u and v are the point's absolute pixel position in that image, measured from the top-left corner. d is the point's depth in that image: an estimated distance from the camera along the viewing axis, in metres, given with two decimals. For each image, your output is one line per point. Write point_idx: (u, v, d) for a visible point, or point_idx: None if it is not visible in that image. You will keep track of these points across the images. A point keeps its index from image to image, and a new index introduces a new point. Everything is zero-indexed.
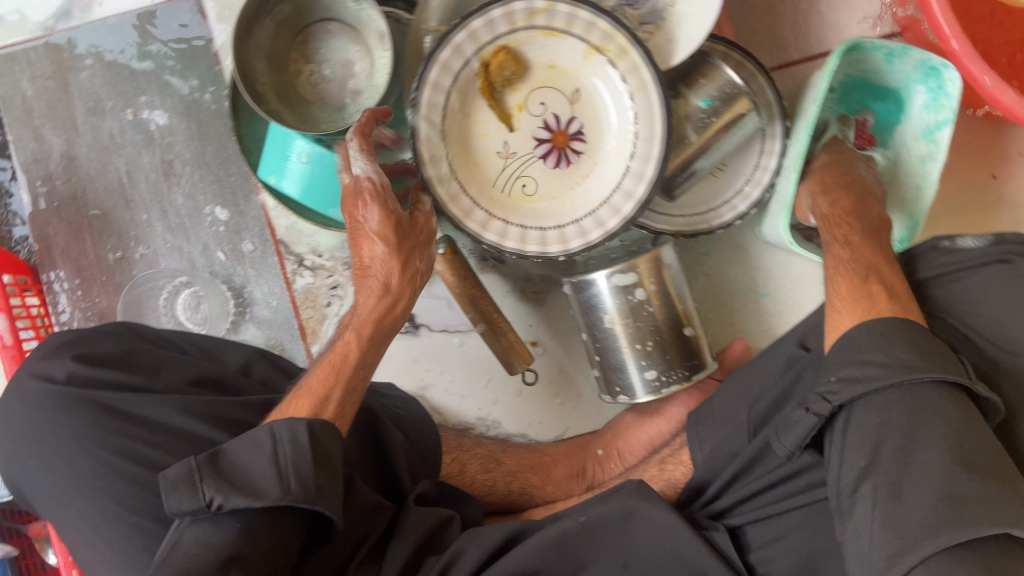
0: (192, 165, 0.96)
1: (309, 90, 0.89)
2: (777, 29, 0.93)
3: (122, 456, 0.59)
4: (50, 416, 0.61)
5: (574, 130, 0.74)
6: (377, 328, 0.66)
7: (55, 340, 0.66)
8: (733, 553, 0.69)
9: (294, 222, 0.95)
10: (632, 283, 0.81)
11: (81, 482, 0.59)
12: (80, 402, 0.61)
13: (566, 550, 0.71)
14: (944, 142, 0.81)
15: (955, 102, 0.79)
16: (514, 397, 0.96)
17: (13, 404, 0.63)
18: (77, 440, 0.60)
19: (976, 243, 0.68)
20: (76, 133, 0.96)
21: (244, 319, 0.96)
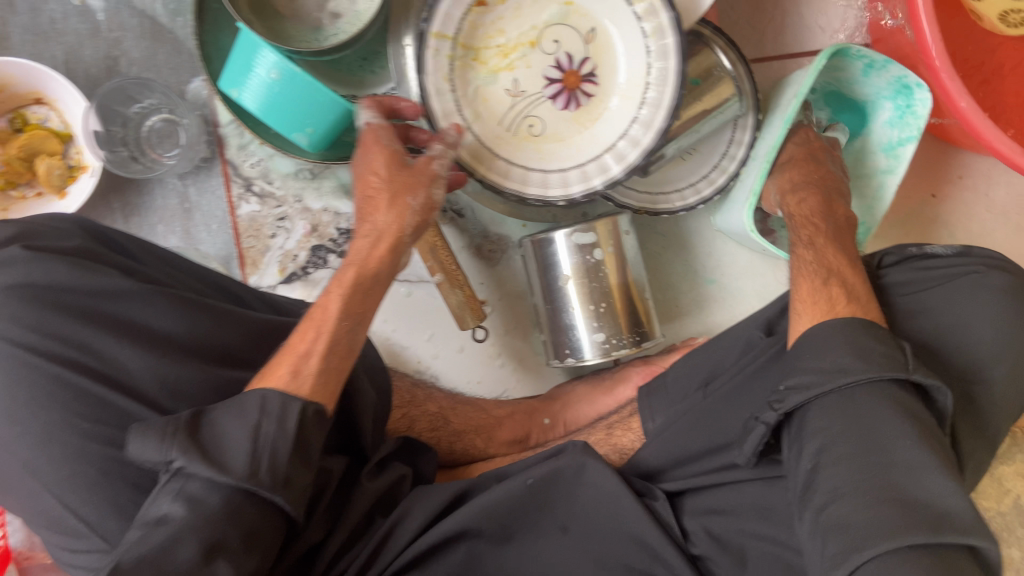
0: (138, 66, 0.88)
1: (285, 4, 0.84)
2: (759, 23, 0.95)
3: (47, 344, 0.56)
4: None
5: (586, 71, 0.74)
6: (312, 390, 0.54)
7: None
8: (670, 519, 0.66)
9: (246, 141, 0.89)
10: (591, 243, 0.83)
11: (19, 372, 0.55)
12: (60, 293, 0.57)
13: (505, 516, 0.66)
14: (907, 158, 0.86)
15: (921, 122, 0.84)
16: (456, 354, 0.94)
17: None
18: (36, 323, 0.56)
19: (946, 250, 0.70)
20: (11, 12, 0.86)
21: (176, 236, 0.90)
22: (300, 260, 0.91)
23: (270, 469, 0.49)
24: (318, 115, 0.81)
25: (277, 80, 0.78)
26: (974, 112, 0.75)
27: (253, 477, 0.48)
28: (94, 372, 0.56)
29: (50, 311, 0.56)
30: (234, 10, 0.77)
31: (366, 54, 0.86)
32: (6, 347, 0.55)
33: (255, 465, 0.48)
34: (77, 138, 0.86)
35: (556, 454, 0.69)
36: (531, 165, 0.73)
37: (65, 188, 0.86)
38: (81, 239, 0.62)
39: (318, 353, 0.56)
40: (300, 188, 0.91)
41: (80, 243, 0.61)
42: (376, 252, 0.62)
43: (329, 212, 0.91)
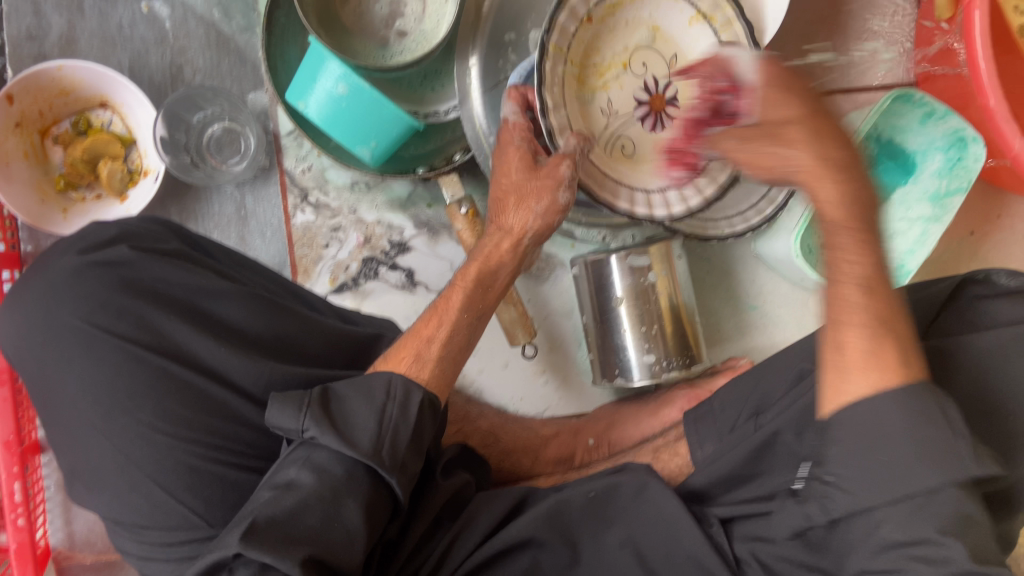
0: (203, 74, 0.89)
1: (352, 20, 0.85)
2: (808, 59, 0.97)
3: (144, 334, 0.57)
4: (88, 310, 0.57)
5: (672, 96, 0.74)
6: (436, 383, 0.57)
7: (97, 234, 0.61)
8: (724, 542, 0.66)
9: (306, 153, 0.90)
10: (646, 265, 0.84)
11: (115, 365, 0.56)
12: (158, 290, 0.59)
13: (567, 525, 0.67)
14: (954, 208, 0.89)
15: (972, 176, 0.88)
16: (501, 370, 0.95)
17: (43, 325, 0.58)
18: (134, 318, 0.57)
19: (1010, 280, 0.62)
20: (80, 17, 0.88)
21: (229, 242, 0.91)
22: (351, 271, 0.92)
23: (390, 450, 0.50)
24: (383, 129, 0.82)
25: (344, 94, 0.79)
26: None
27: (377, 453, 0.49)
28: (189, 365, 0.57)
29: (150, 304, 0.58)
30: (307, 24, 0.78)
31: (428, 72, 0.89)
32: (103, 338, 0.56)
33: (380, 444, 0.50)
34: (139, 142, 0.88)
35: (618, 470, 0.70)
36: (624, 180, 0.73)
37: (126, 192, 0.87)
38: (175, 242, 0.64)
39: (441, 338, 0.60)
40: (355, 201, 0.92)
41: (178, 246, 0.63)
42: (501, 249, 0.66)
43: (382, 225, 0.92)
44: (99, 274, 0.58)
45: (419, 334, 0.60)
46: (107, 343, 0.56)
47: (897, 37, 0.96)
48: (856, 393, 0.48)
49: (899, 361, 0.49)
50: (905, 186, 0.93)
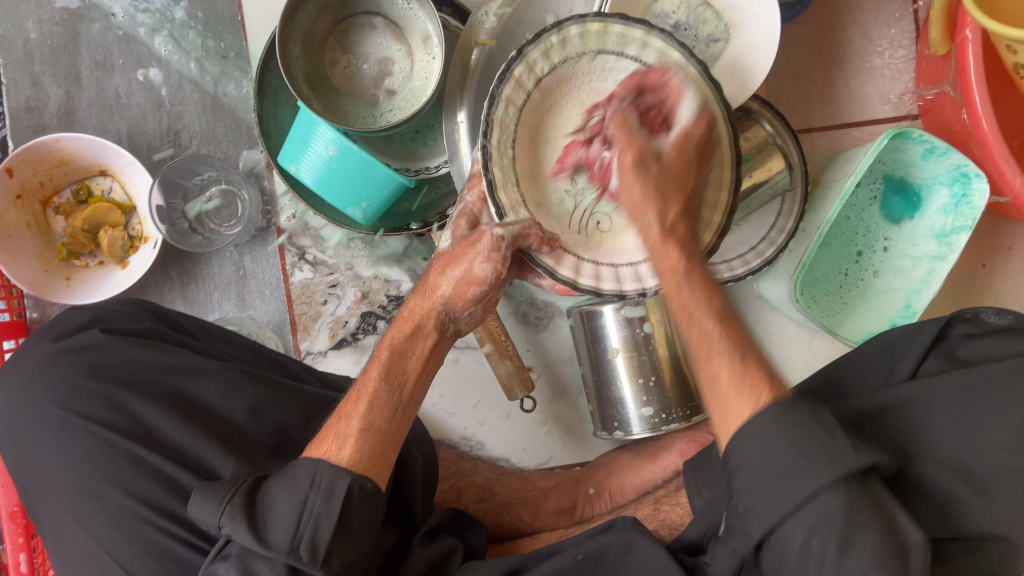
0: (200, 138, 0.91)
1: (342, 81, 0.86)
2: (806, 95, 0.96)
3: (114, 417, 0.60)
4: (64, 397, 0.62)
5: None
6: (357, 462, 0.55)
7: (70, 321, 0.67)
8: None
9: (302, 212, 0.91)
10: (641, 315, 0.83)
11: (96, 446, 0.60)
12: (123, 373, 0.62)
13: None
14: (960, 245, 0.86)
15: (977, 212, 0.85)
16: (502, 421, 0.95)
17: (36, 408, 0.62)
18: (105, 403, 0.61)
19: (997, 317, 0.66)
20: (78, 87, 0.90)
21: (228, 300, 0.92)
22: (349, 326, 0.92)
23: (309, 547, 0.50)
24: (373, 190, 0.82)
25: (335, 156, 0.79)
26: None
27: (293, 552, 0.50)
28: (152, 444, 0.59)
29: (121, 386, 0.61)
30: (293, 90, 0.79)
31: (419, 127, 0.89)
32: (81, 423, 0.60)
33: (297, 542, 0.50)
34: (139, 209, 0.89)
35: (606, 529, 0.69)
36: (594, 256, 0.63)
37: (126, 258, 0.89)
38: (148, 321, 0.68)
39: (359, 415, 0.58)
40: (352, 258, 0.92)
41: (145, 326, 0.66)
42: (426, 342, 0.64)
43: (379, 280, 0.92)
44: (74, 359, 0.63)
45: (340, 413, 0.59)
46: (82, 427, 0.60)
47: (899, 69, 0.94)
48: (738, 420, 0.50)
49: (757, 384, 0.50)
50: (911, 221, 0.91)
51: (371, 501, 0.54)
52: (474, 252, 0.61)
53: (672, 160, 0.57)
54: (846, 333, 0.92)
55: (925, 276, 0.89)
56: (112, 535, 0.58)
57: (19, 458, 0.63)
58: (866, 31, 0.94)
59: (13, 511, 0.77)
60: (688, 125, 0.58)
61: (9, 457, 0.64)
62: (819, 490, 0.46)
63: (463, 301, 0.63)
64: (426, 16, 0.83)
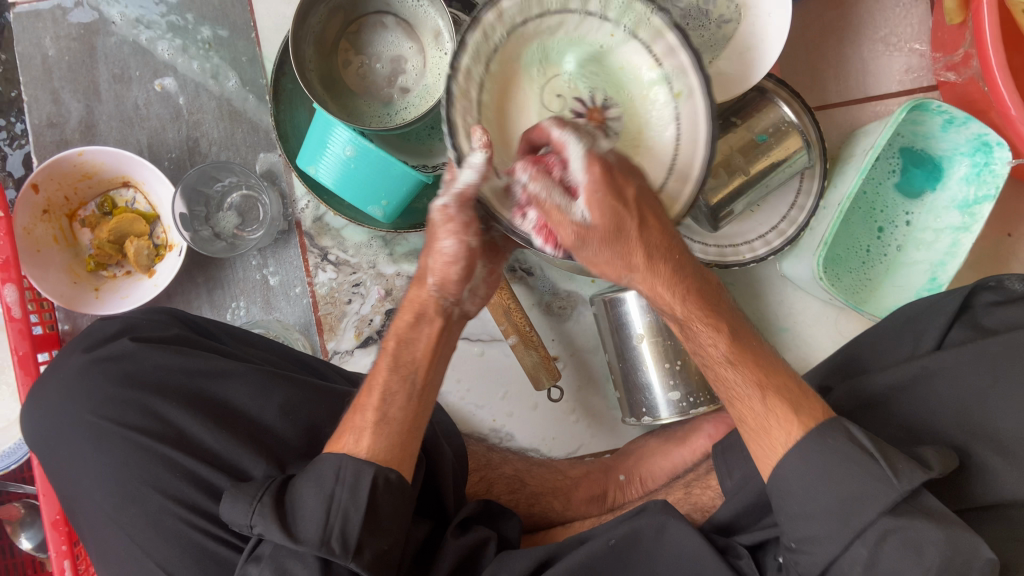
0: (219, 145, 0.92)
1: (355, 82, 0.87)
2: (821, 70, 0.95)
3: (147, 422, 0.61)
4: (99, 404, 0.63)
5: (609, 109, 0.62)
6: (375, 453, 0.57)
7: (101, 331, 0.68)
8: None
9: (322, 214, 0.92)
10: None
11: (132, 451, 0.61)
12: (153, 378, 0.63)
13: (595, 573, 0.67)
14: (984, 215, 0.86)
15: (1001, 181, 0.84)
16: (530, 411, 0.95)
17: (73, 416, 0.64)
18: (139, 408, 0.62)
19: (1023, 285, 0.66)
20: (98, 100, 0.91)
21: (254, 303, 0.93)
22: (374, 324, 0.93)
23: (341, 537, 0.52)
24: (391, 188, 0.83)
25: (352, 156, 0.80)
26: None
27: (325, 545, 0.51)
28: (181, 448, 0.60)
29: (153, 390, 0.63)
30: (309, 93, 0.79)
31: (435, 123, 0.89)
32: (117, 429, 0.62)
33: (327, 534, 0.52)
34: (162, 218, 0.90)
35: (638, 512, 0.69)
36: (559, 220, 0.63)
37: (152, 267, 0.90)
38: (177, 327, 0.69)
39: (374, 404, 0.59)
40: (373, 256, 0.93)
41: (169, 332, 0.68)
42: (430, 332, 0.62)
43: (401, 277, 0.93)
44: (107, 367, 0.64)
45: (356, 405, 0.60)
46: (117, 434, 0.62)
47: (915, 40, 0.93)
48: (777, 451, 0.57)
49: (804, 406, 0.57)
50: (934, 194, 0.90)
51: (397, 491, 0.56)
52: (448, 227, 0.57)
53: (621, 185, 0.55)
54: (872, 309, 0.91)
55: (950, 248, 0.88)
56: (154, 538, 0.59)
57: (58, 466, 0.64)
58: (878, 3, 0.93)
59: (56, 519, 0.78)
60: (585, 177, 0.53)
61: (48, 464, 0.65)
62: (882, 511, 0.52)
63: (452, 283, 0.59)
64: (435, 12, 0.83)
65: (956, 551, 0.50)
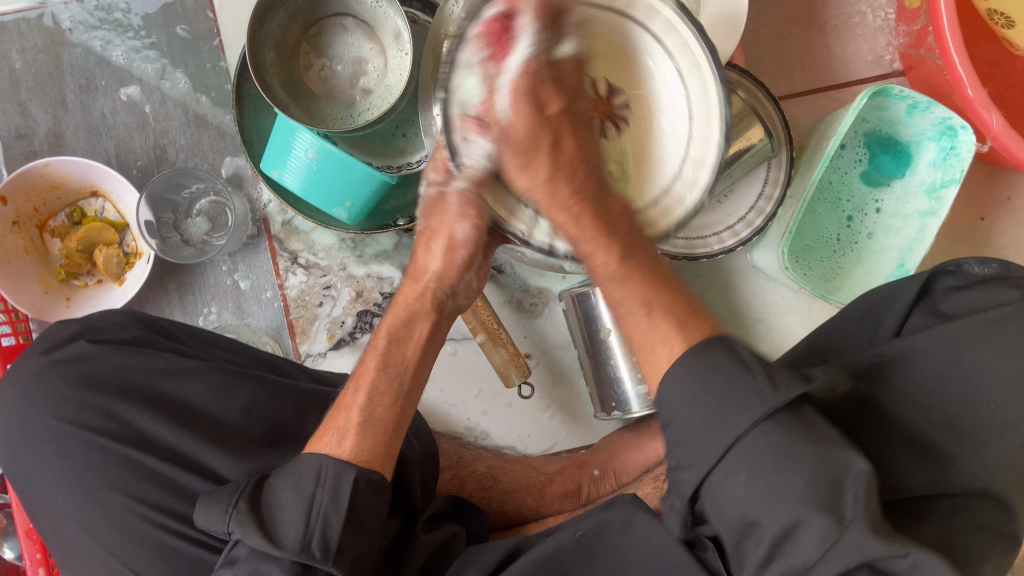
0: (186, 152, 0.92)
1: (318, 84, 0.87)
2: (787, 59, 0.94)
3: (106, 425, 0.62)
4: (57, 408, 0.63)
5: (619, 105, 0.66)
6: (358, 454, 0.57)
7: (60, 333, 0.68)
8: None
9: (291, 217, 0.92)
10: None
11: (89, 457, 0.61)
12: (109, 382, 0.64)
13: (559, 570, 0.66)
14: (950, 200, 0.85)
15: (965, 165, 0.84)
16: (505, 409, 0.95)
17: (31, 424, 0.64)
18: (95, 412, 0.63)
19: (982, 268, 0.65)
20: (65, 111, 0.92)
21: (226, 308, 0.93)
22: (347, 325, 0.93)
23: (321, 543, 0.51)
24: (353, 190, 0.83)
25: (315, 159, 0.80)
26: (1006, 131, 0.75)
27: (305, 550, 0.51)
28: (149, 448, 0.61)
29: (109, 393, 0.63)
30: (268, 98, 0.79)
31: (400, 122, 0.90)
32: (74, 432, 0.62)
33: (308, 539, 0.51)
34: (132, 226, 0.91)
35: (608, 504, 0.68)
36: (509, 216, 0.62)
37: (123, 275, 0.91)
38: (135, 330, 0.69)
39: (357, 405, 0.60)
40: (343, 258, 0.93)
41: (130, 334, 0.68)
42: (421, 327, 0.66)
43: (372, 278, 0.93)
44: (62, 370, 0.64)
45: (339, 406, 0.61)
46: (75, 439, 0.62)
47: (879, 26, 0.93)
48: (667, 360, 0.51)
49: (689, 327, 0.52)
50: (902, 180, 0.90)
51: (378, 493, 0.55)
52: (445, 217, 0.64)
53: (548, 122, 0.57)
54: (841, 297, 0.91)
55: (917, 234, 0.88)
56: (116, 541, 0.60)
57: (19, 472, 0.65)
58: None
59: (29, 529, 0.79)
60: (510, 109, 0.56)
61: (10, 471, 0.66)
62: (804, 494, 0.44)
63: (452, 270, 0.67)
64: (395, 13, 0.83)
65: (830, 472, 0.44)
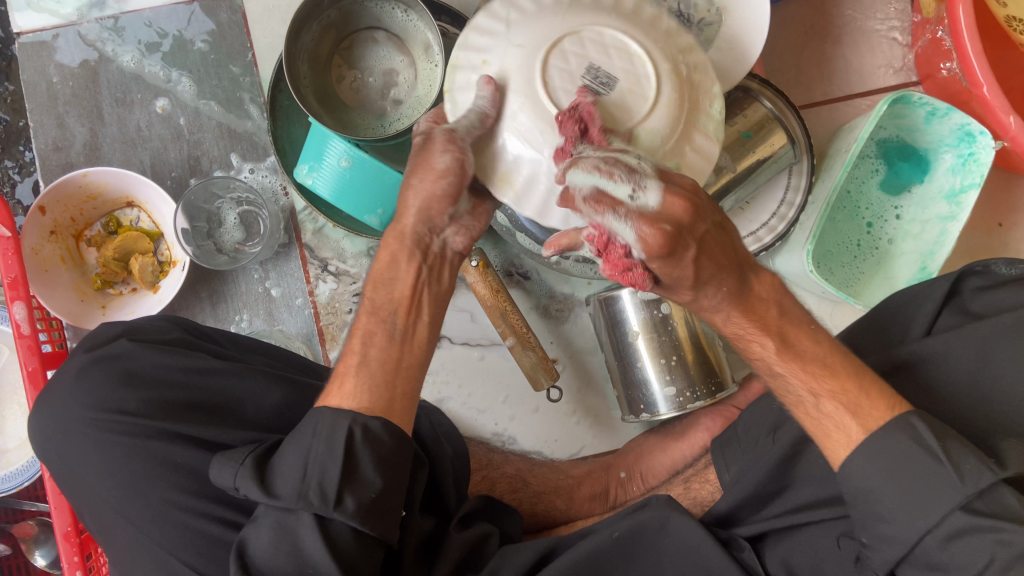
0: (220, 163, 0.94)
1: (350, 95, 0.89)
2: (806, 69, 0.96)
3: (149, 419, 0.63)
4: (101, 403, 0.65)
5: None
6: (363, 405, 0.57)
7: (105, 333, 0.70)
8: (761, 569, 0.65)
9: (322, 226, 0.94)
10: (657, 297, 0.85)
11: (132, 453, 0.62)
12: (153, 379, 0.65)
13: (597, 565, 0.67)
14: (969, 204, 0.87)
15: (983, 169, 0.85)
16: (532, 414, 0.96)
17: (76, 422, 0.65)
18: (138, 407, 0.64)
19: (1010, 269, 0.67)
20: (101, 123, 0.94)
21: (258, 315, 0.95)
22: None
23: (319, 486, 0.52)
24: (386, 196, 0.84)
25: (348, 167, 0.82)
26: (1023, 131, 0.76)
27: (303, 498, 0.52)
28: (189, 439, 0.62)
29: (154, 390, 0.65)
30: (303, 107, 0.81)
31: None
32: (117, 427, 0.63)
33: (305, 487, 0.52)
34: (166, 235, 0.93)
35: (640, 507, 0.69)
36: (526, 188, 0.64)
37: (157, 283, 0.92)
38: (177, 332, 0.71)
39: (358, 352, 0.60)
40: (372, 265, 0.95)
41: (169, 336, 0.70)
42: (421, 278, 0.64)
43: None
44: (105, 367, 0.66)
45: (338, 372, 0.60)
46: (117, 433, 0.63)
47: (895, 37, 0.95)
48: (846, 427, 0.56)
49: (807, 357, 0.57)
50: (921, 186, 0.92)
51: (379, 439, 0.55)
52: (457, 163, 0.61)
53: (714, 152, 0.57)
54: (865, 302, 0.92)
55: (938, 240, 0.89)
56: (159, 530, 0.61)
57: (63, 470, 0.66)
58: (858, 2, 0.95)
59: (67, 532, 0.80)
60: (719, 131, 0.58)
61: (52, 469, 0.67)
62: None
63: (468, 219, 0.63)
64: (425, 25, 0.85)
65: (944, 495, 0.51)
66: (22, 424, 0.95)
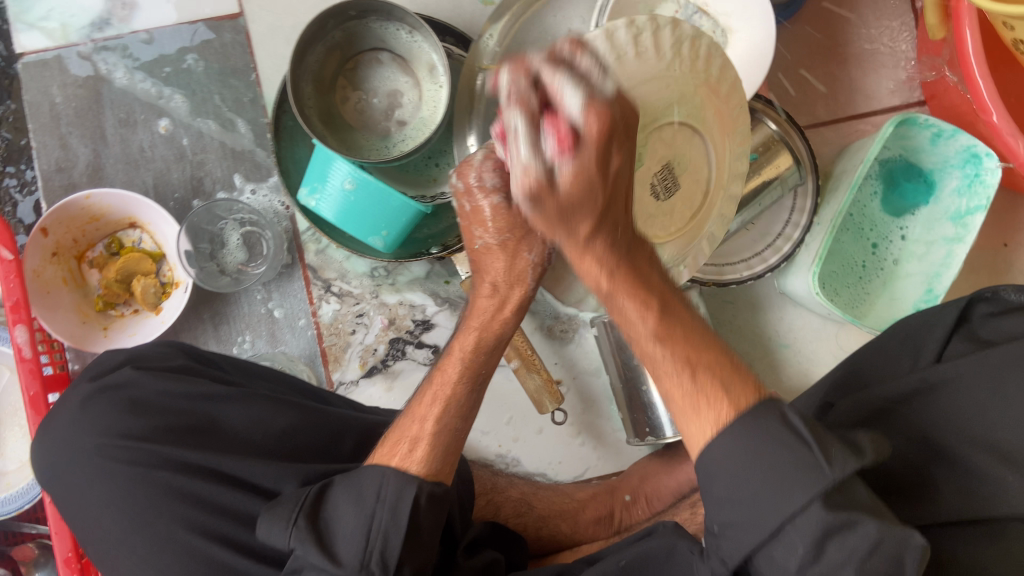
0: (223, 183, 0.94)
1: (354, 117, 0.89)
2: (811, 89, 0.96)
3: (153, 446, 0.63)
4: (106, 431, 0.64)
5: None
6: (426, 469, 0.57)
7: (108, 361, 0.70)
8: None
9: (325, 246, 0.94)
10: None
11: (136, 482, 0.62)
12: (158, 406, 0.65)
13: None
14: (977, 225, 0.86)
15: (991, 191, 0.85)
16: (536, 436, 0.96)
17: (79, 450, 0.65)
18: (143, 434, 0.63)
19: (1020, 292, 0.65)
20: (104, 144, 0.94)
21: (260, 336, 0.94)
22: (379, 353, 0.94)
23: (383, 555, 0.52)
24: (390, 218, 0.83)
25: (352, 189, 0.81)
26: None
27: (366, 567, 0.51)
28: (193, 468, 0.62)
29: (159, 417, 0.64)
30: (308, 129, 0.81)
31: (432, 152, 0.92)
32: (121, 455, 0.63)
33: (367, 558, 0.52)
34: (168, 256, 0.92)
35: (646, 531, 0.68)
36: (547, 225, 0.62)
37: (160, 304, 0.92)
38: (181, 358, 0.70)
39: (433, 418, 0.60)
40: (376, 285, 0.94)
41: (173, 363, 0.69)
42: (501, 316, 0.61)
43: (404, 304, 0.94)
44: (110, 395, 0.66)
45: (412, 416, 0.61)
46: (122, 461, 0.63)
47: (900, 58, 0.95)
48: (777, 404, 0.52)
49: None
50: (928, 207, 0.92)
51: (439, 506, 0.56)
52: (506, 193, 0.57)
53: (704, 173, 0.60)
54: (873, 323, 0.91)
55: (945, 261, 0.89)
56: (163, 560, 0.60)
57: (65, 498, 0.66)
58: (864, 22, 0.95)
59: (68, 558, 0.78)
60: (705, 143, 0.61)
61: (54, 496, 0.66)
62: (811, 501, 0.43)
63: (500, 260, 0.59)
64: (430, 47, 0.85)
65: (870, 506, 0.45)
66: (22, 446, 0.94)
